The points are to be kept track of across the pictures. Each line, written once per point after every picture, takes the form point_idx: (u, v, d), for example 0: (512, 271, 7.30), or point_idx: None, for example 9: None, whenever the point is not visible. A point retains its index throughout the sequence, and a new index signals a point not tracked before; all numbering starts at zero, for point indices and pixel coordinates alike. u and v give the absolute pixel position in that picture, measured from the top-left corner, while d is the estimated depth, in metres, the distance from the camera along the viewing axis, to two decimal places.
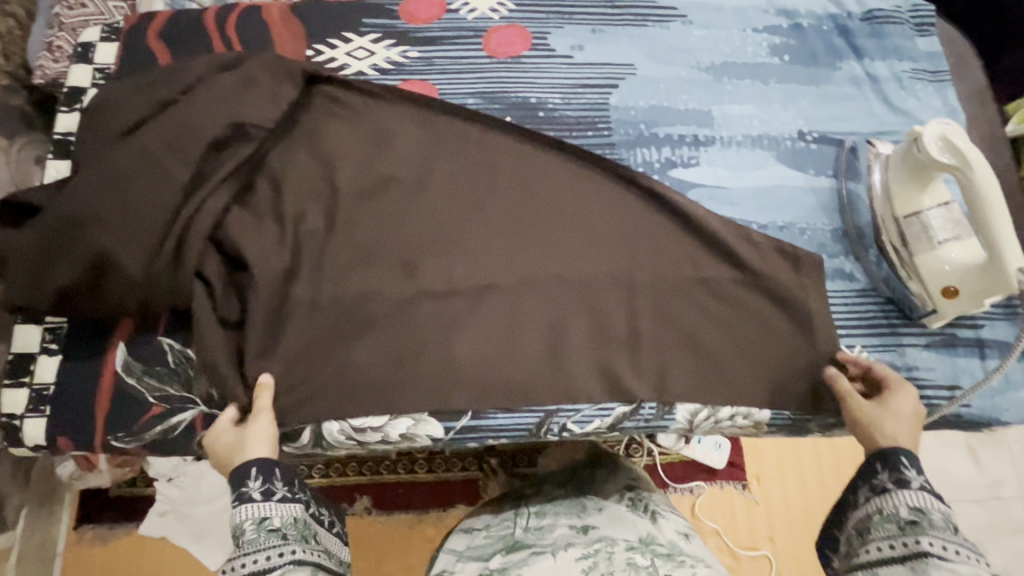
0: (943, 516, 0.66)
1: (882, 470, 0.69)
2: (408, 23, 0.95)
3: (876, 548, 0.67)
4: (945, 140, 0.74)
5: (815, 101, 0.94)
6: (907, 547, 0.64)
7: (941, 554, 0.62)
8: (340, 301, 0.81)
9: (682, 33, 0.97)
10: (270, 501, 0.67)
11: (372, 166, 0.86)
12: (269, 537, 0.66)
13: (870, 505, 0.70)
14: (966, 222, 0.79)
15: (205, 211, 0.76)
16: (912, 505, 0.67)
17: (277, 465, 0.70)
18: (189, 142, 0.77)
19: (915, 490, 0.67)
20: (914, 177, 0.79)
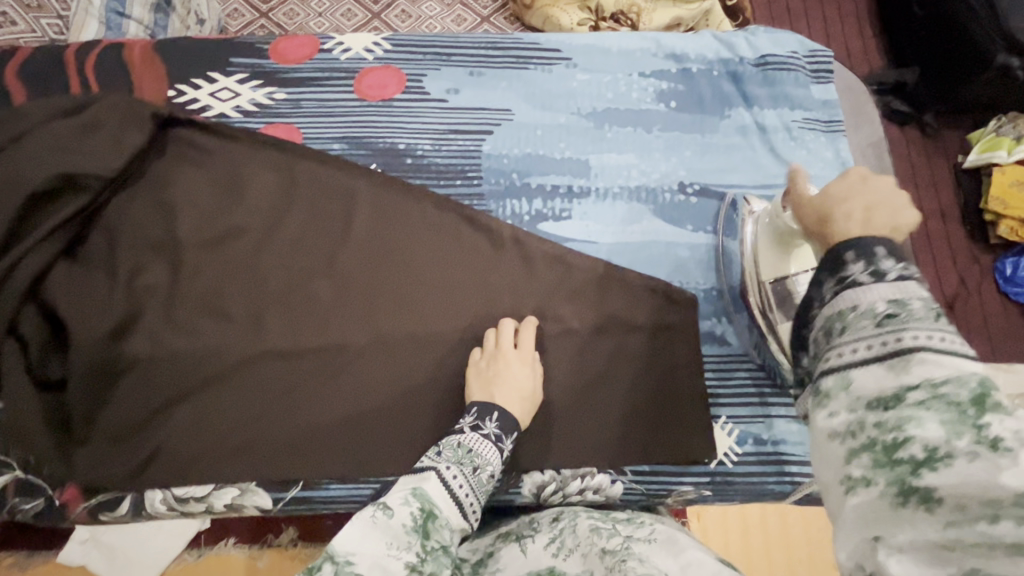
0: (927, 303, 0.44)
1: (857, 260, 0.46)
2: (277, 62, 0.92)
3: (850, 352, 0.44)
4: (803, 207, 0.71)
5: (699, 151, 0.90)
6: (888, 345, 0.42)
7: (930, 347, 0.41)
8: (173, 357, 0.77)
9: (565, 76, 0.93)
10: (482, 436, 0.69)
11: (224, 217, 0.83)
12: (472, 473, 0.65)
13: (832, 306, 0.47)
14: None
15: (25, 262, 0.73)
16: (889, 296, 0.44)
17: (516, 429, 0.72)
18: (8, 192, 0.72)
19: (893, 282, 0.45)
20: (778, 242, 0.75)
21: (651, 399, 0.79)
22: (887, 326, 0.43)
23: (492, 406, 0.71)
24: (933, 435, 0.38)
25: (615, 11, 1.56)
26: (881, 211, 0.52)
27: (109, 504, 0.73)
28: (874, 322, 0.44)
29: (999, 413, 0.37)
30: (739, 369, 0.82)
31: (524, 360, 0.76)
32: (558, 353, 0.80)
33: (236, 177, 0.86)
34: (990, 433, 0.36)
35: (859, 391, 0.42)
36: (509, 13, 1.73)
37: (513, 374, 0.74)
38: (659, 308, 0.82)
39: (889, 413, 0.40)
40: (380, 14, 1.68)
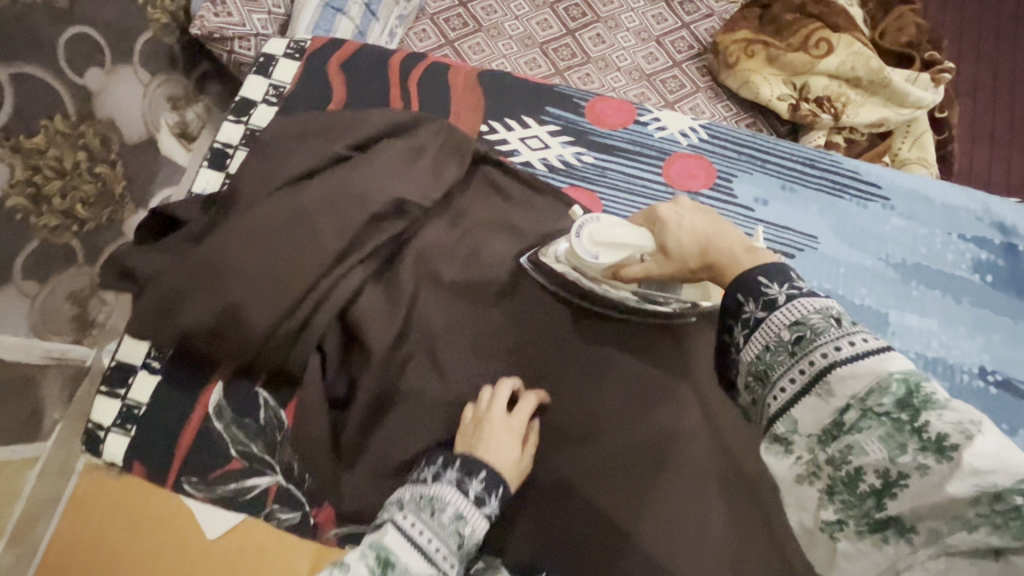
0: (824, 316, 0.51)
1: (750, 302, 0.55)
2: (593, 123, 0.89)
3: (781, 392, 0.51)
4: (593, 239, 0.71)
5: (1009, 338, 0.83)
6: (809, 372, 0.50)
7: (843, 361, 0.48)
8: (444, 405, 0.76)
9: (880, 216, 0.87)
10: (464, 496, 0.61)
11: (514, 271, 0.81)
12: (444, 529, 0.58)
13: (753, 350, 0.54)
14: (606, 243, 0.70)
15: (344, 283, 0.73)
16: (789, 321, 0.52)
17: (484, 466, 0.63)
18: (351, 209, 0.73)
19: (786, 306, 0.53)
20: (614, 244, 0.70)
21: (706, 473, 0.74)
22: (800, 351, 0.51)
23: (480, 464, 0.63)
24: (877, 457, 0.44)
25: (822, 95, 1.40)
26: (714, 249, 0.63)
27: (357, 538, 0.73)
28: (788, 351, 0.51)
29: (934, 408, 0.43)
30: None
31: (513, 429, 0.69)
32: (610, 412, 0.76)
33: (531, 233, 0.84)
34: (929, 433, 0.43)
35: (807, 429, 0.49)
36: (703, 64, 1.50)
37: (499, 437, 0.68)
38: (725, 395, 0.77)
39: (836, 442, 0.47)
40: (574, 32, 1.49)
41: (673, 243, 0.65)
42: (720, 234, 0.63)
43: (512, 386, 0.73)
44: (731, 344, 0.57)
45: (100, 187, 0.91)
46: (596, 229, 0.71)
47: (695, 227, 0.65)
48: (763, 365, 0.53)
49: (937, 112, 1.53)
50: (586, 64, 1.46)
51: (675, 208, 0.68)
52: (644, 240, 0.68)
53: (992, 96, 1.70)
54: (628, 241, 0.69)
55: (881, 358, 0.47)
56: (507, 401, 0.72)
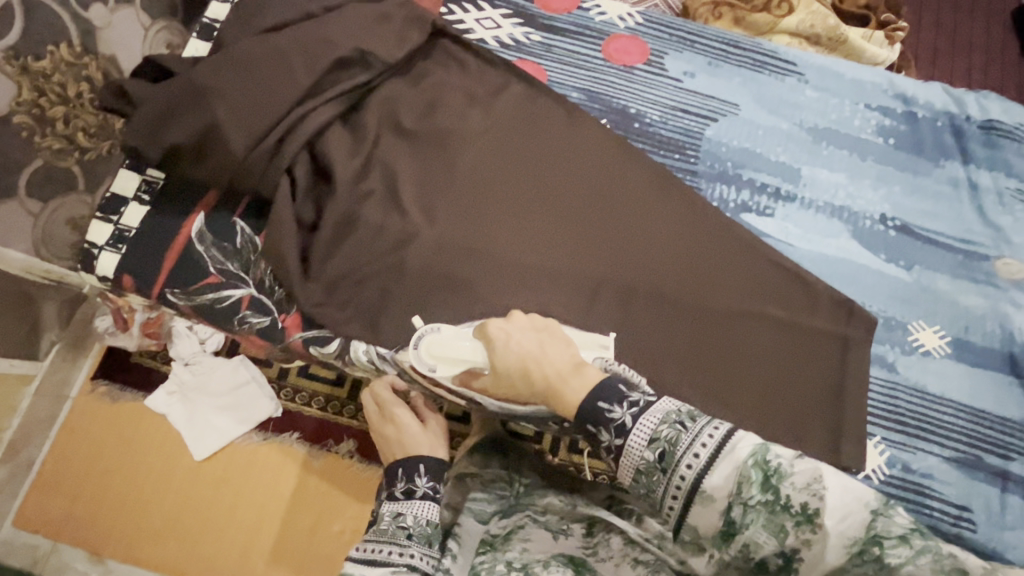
0: (668, 421, 0.58)
1: (603, 430, 0.60)
2: (540, 9, 1.01)
3: (671, 507, 0.56)
4: (433, 353, 0.80)
5: (907, 190, 0.93)
6: (682, 489, 0.55)
7: (706, 468, 0.54)
8: (399, 231, 0.85)
9: (795, 88, 0.98)
10: (412, 499, 0.72)
11: (464, 124, 0.92)
12: (398, 530, 0.69)
13: (626, 471, 0.59)
14: (449, 353, 0.79)
15: (312, 116, 0.83)
16: (648, 437, 0.57)
17: (423, 462, 0.76)
18: (319, 53, 0.83)
19: (633, 427, 0.58)
20: (450, 361, 0.79)
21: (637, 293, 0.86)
22: (668, 466, 0.56)
23: (417, 462, 0.75)
24: (771, 545, 0.51)
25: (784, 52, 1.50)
26: (534, 363, 0.71)
27: (321, 340, 0.82)
28: (659, 468, 0.56)
29: (785, 479, 0.52)
30: (899, 397, 0.84)
31: (398, 408, 0.83)
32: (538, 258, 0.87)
33: (484, 95, 0.94)
34: (795, 507, 0.51)
35: (706, 532, 0.54)
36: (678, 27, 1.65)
37: (406, 428, 0.81)
38: (641, 233, 0.89)
39: (735, 541, 0.53)
40: None
41: (501, 362, 0.73)
42: (541, 359, 0.70)
43: (384, 380, 0.84)
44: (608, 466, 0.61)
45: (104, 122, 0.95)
46: (434, 341, 0.80)
47: (517, 350, 0.72)
48: (644, 486, 0.58)
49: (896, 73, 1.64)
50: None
51: (504, 323, 0.76)
52: (480, 358, 0.78)
53: (951, 60, 1.82)
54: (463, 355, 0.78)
55: (729, 446, 0.55)
56: (382, 399, 0.84)
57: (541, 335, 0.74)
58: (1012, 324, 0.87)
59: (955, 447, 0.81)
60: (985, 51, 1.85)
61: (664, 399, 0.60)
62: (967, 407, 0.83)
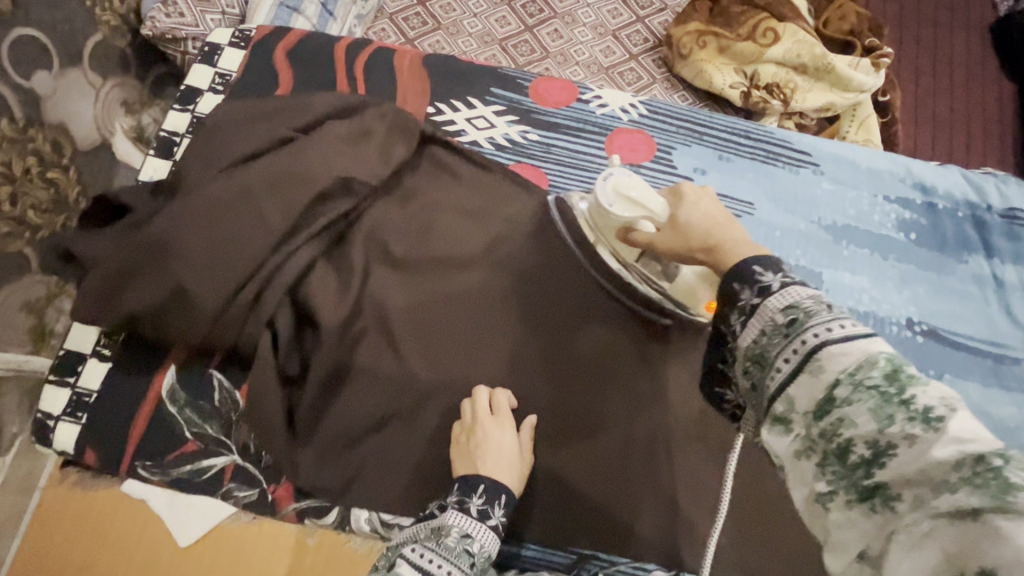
0: (817, 300, 0.47)
1: (744, 288, 0.51)
2: (535, 102, 0.92)
3: (776, 375, 0.46)
4: (618, 193, 0.74)
5: (933, 291, 0.89)
6: (800, 352, 0.45)
7: (833, 340, 0.44)
8: (397, 376, 0.77)
9: (810, 181, 0.92)
10: (483, 522, 0.66)
11: (461, 245, 0.84)
12: (462, 553, 0.62)
13: (747, 336, 0.49)
14: (633, 203, 0.73)
15: (293, 260, 0.74)
16: (783, 306, 0.48)
17: (505, 492, 0.69)
18: (296, 187, 0.75)
19: (778, 293, 0.49)
20: (632, 207, 0.73)
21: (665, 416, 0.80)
22: (793, 332, 0.46)
23: (477, 479, 0.69)
24: (868, 430, 0.40)
25: (771, 82, 1.42)
26: (720, 228, 0.62)
27: (317, 510, 0.74)
28: (782, 333, 0.47)
29: (916, 383, 0.40)
30: None
31: (504, 426, 0.74)
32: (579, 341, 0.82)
33: (481, 207, 0.86)
34: (916, 405, 0.39)
35: (802, 407, 0.44)
36: (659, 57, 1.53)
37: (493, 441, 0.72)
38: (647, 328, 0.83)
39: (826, 419, 0.42)
40: (534, 28, 1.51)
41: (681, 219, 0.66)
42: (726, 227, 0.62)
43: (485, 388, 0.77)
44: (728, 333, 0.52)
45: (54, 195, 0.82)
46: (620, 180, 0.74)
47: (705, 216, 0.64)
48: (759, 349, 0.48)
49: (881, 96, 1.57)
50: (545, 58, 1.48)
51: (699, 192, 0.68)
52: (662, 213, 0.70)
53: (933, 80, 1.76)
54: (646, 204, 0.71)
55: (869, 338, 0.43)
56: (497, 404, 0.76)
57: (723, 212, 0.65)
58: None
59: None
60: (967, 74, 1.78)
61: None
62: None
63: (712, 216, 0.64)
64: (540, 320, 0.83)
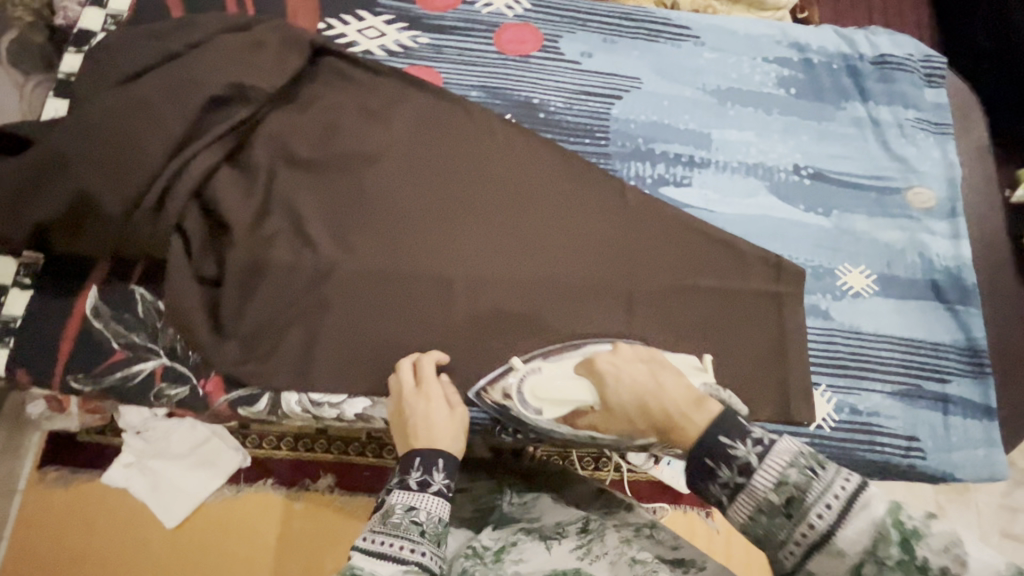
0: (796, 465, 0.55)
1: (722, 465, 0.58)
2: (423, 8, 0.96)
3: (788, 555, 0.54)
4: (535, 396, 0.78)
5: (815, 137, 0.94)
6: (810, 537, 0.52)
7: (837, 520, 0.51)
8: (312, 267, 0.81)
9: (692, 53, 0.97)
10: (426, 491, 0.66)
11: (360, 140, 0.87)
12: (412, 525, 0.63)
13: (739, 513, 0.56)
14: (559, 399, 0.77)
15: (195, 165, 0.78)
16: (773, 481, 0.55)
17: (443, 456, 0.69)
18: (188, 96, 0.78)
19: (760, 466, 0.56)
20: (554, 399, 0.77)
21: (568, 275, 0.85)
22: (794, 512, 0.53)
23: (436, 455, 0.68)
24: None
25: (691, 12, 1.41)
26: (650, 392, 0.70)
27: (248, 399, 0.77)
28: (784, 513, 0.54)
29: (923, 540, 0.49)
30: (838, 342, 0.85)
31: (428, 395, 0.74)
32: (478, 200, 0.87)
33: (378, 105, 0.89)
34: (934, 567, 0.48)
35: None
36: None
37: (423, 413, 0.72)
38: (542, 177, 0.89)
39: None
40: None
41: (612, 399, 0.73)
42: (654, 391, 0.70)
43: (409, 360, 0.77)
44: (712, 497, 0.59)
45: None
46: (538, 384, 0.78)
47: (630, 381, 0.72)
48: (762, 527, 0.55)
49: (797, 13, 1.52)
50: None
51: (610, 359, 0.76)
52: (590, 397, 0.76)
53: None
54: (571, 394, 0.77)
55: (863, 501, 0.52)
56: (421, 372, 0.76)
57: (645, 371, 0.73)
58: (929, 251, 0.89)
59: (897, 381, 0.84)
60: None
61: (790, 439, 0.57)
62: (902, 339, 0.85)
63: (638, 376, 0.73)
64: (438, 192, 0.87)
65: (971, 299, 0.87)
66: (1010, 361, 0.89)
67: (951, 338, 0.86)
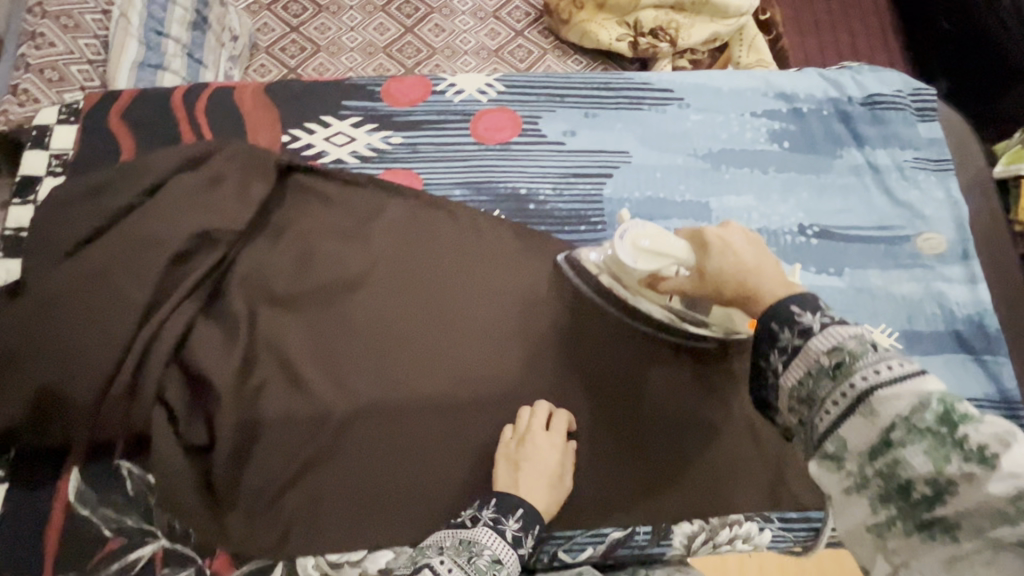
0: (859, 339, 0.48)
1: (782, 328, 0.52)
2: (391, 105, 0.90)
3: (825, 415, 0.48)
4: (636, 246, 0.71)
5: (816, 192, 0.91)
6: (850, 396, 0.46)
7: (883, 384, 0.45)
8: (310, 416, 0.75)
9: (678, 116, 0.93)
10: (505, 540, 0.66)
11: (342, 266, 0.81)
12: (489, 572, 0.62)
13: (788, 376, 0.51)
14: (659, 253, 0.69)
15: (167, 325, 0.71)
16: (827, 346, 0.49)
17: (539, 523, 0.69)
18: (152, 253, 0.72)
19: (821, 332, 0.50)
20: (654, 254, 0.70)
21: (582, 380, 0.80)
22: (840, 372, 0.48)
23: (538, 520, 0.69)
24: (925, 471, 0.42)
25: (654, 26, 1.37)
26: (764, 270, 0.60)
27: (259, 574, 0.70)
28: (829, 374, 0.48)
29: (970, 423, 0.42)
30: None
31: (554, 444, 0.73)
32: (477, 313, 0.82)
33: (355, 225, 0.84)
34: (971, 445, 0.41)
35: (856, 448, 0.46)
36: (545, 27, 1.48)
37: (540, 456, 0.72)
38: (539, 281, 0.84)
39: (884, 459, 0.44)
40: (414, 28, 1.44)
41: (709, 267, 0.63)
42: (759, 272, 0.60)
43: (547, 403, 0.77)
44: (767, 368, 0.54)
45: None
46: (640, 233, 0.71)
47: (736, 263, 0.61)
48: (806, 390, 0.50)
49: (760, 14, 1.48)
50: (435, 58, 1.42)
51: (721, 233, 0.64)
52: (687, 257, 0.67)
53: None
54: (670, 252, 0.68)
55: (918, 377, 0.45)
56: (554, 424, 0.75)
57: (757, 251, 0.63)
58: (948, 300, 0.86)
59: None
60: None
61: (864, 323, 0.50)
62: None
63: (747, 258, 0.61)
64: (431, 313, 0.81)
65: (997, 347, 0.85)
66: None
67: (985, 391, 0.83)
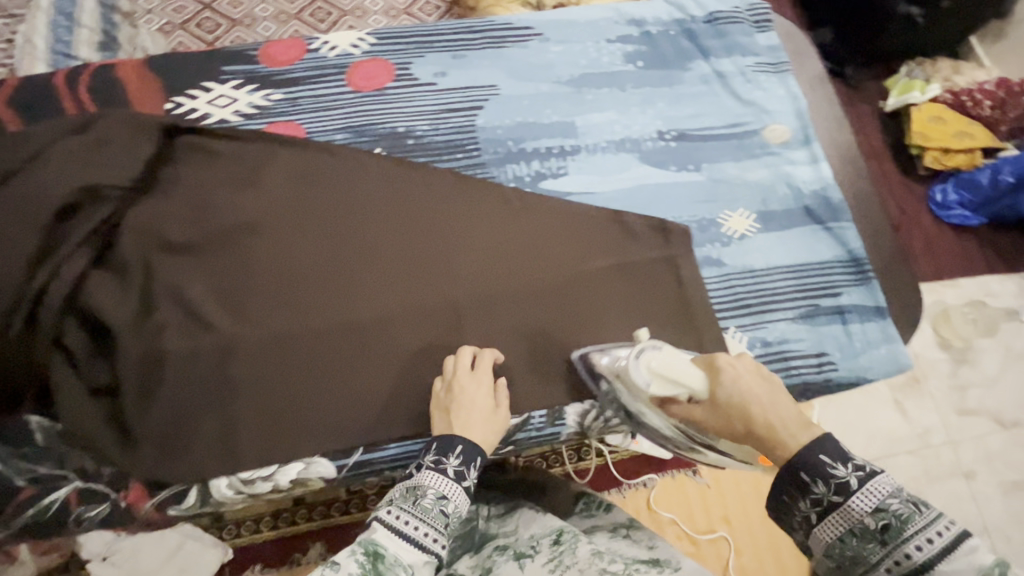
0: (902, 500, 0.50)
1: (816, 483, 0.53)
2: (269, 65, 0.96)
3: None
4: (653, 371, 0.67)
5: (671, 102, 1.00)
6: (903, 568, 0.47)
7: (933, 560, 0.46)
8: (209, 348, 0.79)
9: (540, 49, 1.01)
10: (454, 481, 0.65)
11: (231, 211, 0.86)
12: (438, 513, 0.62)
13: (828, 533, 0.52)
14: (675, 374, 0.65)
15: (59, 277, 0.75)
16: (869, 507, 0.50)
17: (479, 455, 0.69)
18: (36, 210, 0.75)
19: (859, 490, 0.51)
20: (666, 380, 0.65)
21: (470, 289, 0.86)
22: (890, 539, 0.49)
23: (477, 452, 0.68)
24: None
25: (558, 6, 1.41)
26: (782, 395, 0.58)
27: (175, 497, 0.75)
28: (879, 539, 0.49)
29: None
30: (737, 284, 0.90)
31: (481, 380, 0.76)
32: (372, 238, 0.87)
33: (245, 173, 0.88)
34: None
35: None
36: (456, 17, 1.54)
37: (469, 394, 0.74)
38: (423, 203, 0.90)
39: None
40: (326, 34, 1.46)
41: (723, 395, 0.60)
42: (774, 404, 0.58)
43: (470, 348, 0.80)
44: (799, 516, 0.55)
45: None
46: (658, 358, 0.67)
47: (752, 391, 0.58)
48: (849, 550, 0.51)
49: None
50: None
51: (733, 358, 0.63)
52: (701, 388, 0.63)
53: None
54: (682, 376, 0.64)
55: (967, 547, 0.45)
56: (477, 361, 0.78)
57: (772, 386, 0.60)
58: (795, 180, 0.96)
59: (796, 305, 0.89)
60: None
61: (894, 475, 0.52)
62: (792, 266, 0.91)
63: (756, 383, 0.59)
64: (321, 243, 0.86)
65: (841, 214, 0.95)
66: (888, 263, 0.96)
67: (834, 254, 0.92)
